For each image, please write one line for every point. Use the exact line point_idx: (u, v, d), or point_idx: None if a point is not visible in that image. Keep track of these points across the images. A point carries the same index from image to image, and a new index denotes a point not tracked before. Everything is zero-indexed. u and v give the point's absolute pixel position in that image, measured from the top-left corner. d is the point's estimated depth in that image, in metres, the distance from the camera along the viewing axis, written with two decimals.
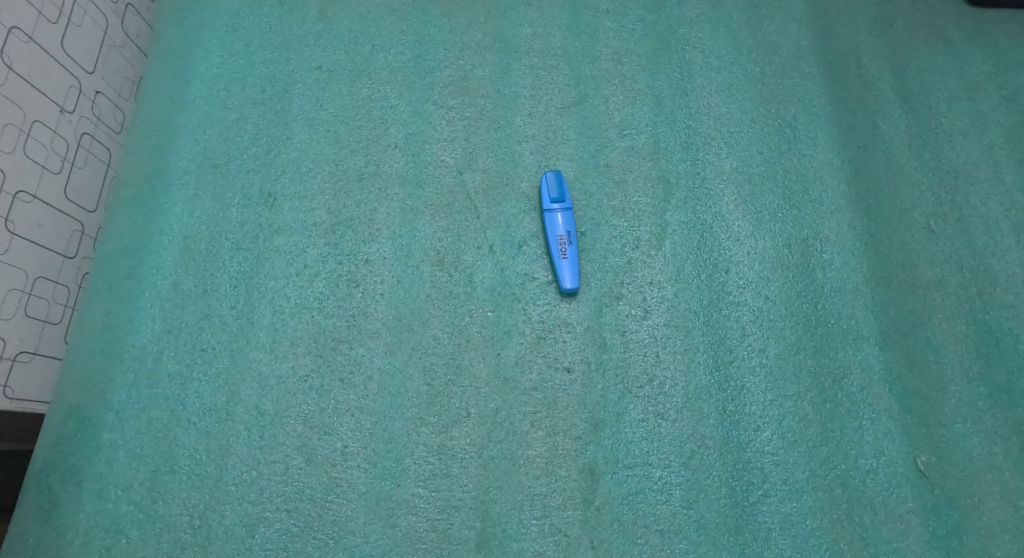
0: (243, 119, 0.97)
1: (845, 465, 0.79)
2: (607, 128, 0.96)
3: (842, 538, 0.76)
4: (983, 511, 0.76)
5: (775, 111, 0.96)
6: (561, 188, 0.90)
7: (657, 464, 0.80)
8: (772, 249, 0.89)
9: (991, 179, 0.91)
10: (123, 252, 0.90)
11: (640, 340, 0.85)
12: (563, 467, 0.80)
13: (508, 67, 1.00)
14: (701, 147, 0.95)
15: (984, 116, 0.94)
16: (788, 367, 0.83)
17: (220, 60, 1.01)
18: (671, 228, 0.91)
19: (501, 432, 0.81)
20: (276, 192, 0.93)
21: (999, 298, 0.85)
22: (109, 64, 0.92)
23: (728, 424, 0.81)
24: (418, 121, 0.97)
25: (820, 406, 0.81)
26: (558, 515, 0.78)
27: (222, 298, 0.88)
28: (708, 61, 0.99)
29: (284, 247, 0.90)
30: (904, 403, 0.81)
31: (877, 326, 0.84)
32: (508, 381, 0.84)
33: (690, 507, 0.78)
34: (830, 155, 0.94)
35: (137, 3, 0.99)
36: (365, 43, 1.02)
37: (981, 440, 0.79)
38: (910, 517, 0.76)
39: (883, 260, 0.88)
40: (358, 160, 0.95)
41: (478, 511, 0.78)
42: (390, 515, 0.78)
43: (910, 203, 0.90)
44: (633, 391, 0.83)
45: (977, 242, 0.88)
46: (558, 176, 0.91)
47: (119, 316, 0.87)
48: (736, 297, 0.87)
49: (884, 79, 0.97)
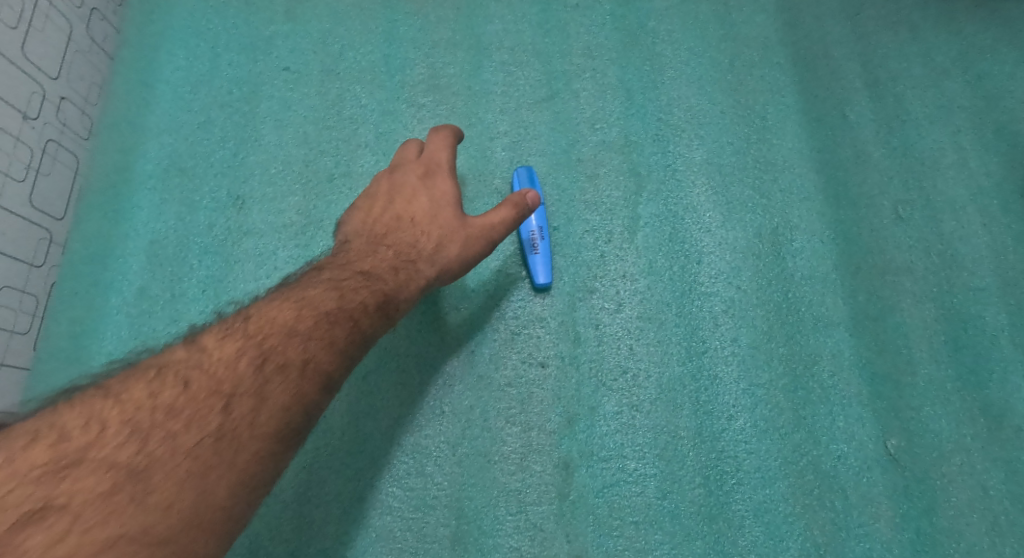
0: (210, 122, 0.96)
1: (816, 451, 0.79)
2: (578, 123, 0.96)
3: (814, 523, 0.76)
4: (953, 492, 0.77)
5: (743, 102, 0.97)
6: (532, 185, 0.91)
7: (632, 456, 0.80)
8: (742, 239, 0.89)
9: (956, 164, 0.91)
10: (90, 259, 0.89)
11: (614, 333, 0.86)
12: (537, 462, 0.80)
13: (479, 64, 1.00)
14: (672, 139, 0.95)
15: (949, 101, 0.95)
16: (760, 356, 0.83)
17: (187, 63, 1.00)
18: (642, 222, 0.91)
19: (476, 429, 0.81)
20: (245, 195, 0.93)
21: (966, 281, 0.85)
22: (74, 71, 0.91)
23: (702, 414, 0.81)
24: (389, 121, 0.97)
25: (792, 394, 0.82)
26: (533, 510, 0.78)
27: (190, 303, 0.87)
28: (677, 54, 1.00)
29: (253, 250, 0.90)
30: (874, 388, 0.81)
31: (847, 313, 0.85)
32: (482, 378, 0.84)
33: (664, 498, 0.78)
34: (798, 144, 0.94)
35: (104, 7, 0.98)
36: (334, 43, 1.01)
37: (950, 422, 0.79)
38: (880, 501, 0.77)
39: (852, 248, 0.88)
40: (328, 161, 0.95)
41: (453, 509, 0.78)
42: (366, 516, 0.78)
43: (878, 190, 0.91)
44: (607, 385, 0.83)
45: (945, 226, 0.88)
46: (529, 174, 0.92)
47: (85, 323, 0.86)
48: (707, 288, 0.87)
49: (852, 67, 0.98)
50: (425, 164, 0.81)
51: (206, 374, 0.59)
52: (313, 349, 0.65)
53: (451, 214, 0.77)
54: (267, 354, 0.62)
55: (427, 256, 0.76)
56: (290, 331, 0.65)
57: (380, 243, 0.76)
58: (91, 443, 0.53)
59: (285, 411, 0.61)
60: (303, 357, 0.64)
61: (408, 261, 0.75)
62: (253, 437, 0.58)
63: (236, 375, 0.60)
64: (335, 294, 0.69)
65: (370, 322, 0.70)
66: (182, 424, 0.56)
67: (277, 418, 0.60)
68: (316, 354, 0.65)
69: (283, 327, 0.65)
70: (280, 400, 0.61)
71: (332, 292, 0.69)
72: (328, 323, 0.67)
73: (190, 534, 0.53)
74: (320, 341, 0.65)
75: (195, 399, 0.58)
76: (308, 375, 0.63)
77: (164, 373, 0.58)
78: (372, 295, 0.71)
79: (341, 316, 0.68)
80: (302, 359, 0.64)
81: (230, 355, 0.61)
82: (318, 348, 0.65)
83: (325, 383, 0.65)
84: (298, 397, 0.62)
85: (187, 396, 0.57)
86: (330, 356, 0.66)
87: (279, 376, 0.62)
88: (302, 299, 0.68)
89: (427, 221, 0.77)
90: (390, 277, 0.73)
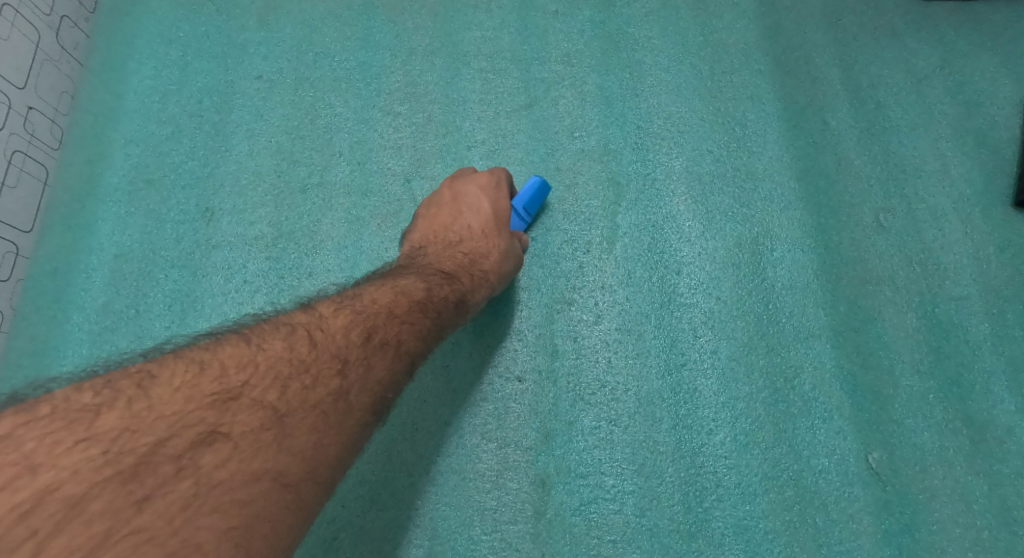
0: (179, 132, 0.94)
1: (796, 466, 0.78)
2: (556, 131, 0.95)
3: (795, 540, 0.75)
4: (935, 506, 0.75)
5: (723, 109, 0.95)
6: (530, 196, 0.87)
7: (610, 472, 0.78)
8: (722, 249, 0.88)
9: (938, 171, 0.90)
10: (53, 274, 0.87)
11: (592, 345, 0.84)
12: (513, 480, 0.78)
13: (456, 71, 0.98)
14: (651, 148, 0.94)
15: (931, 108, 0.94)
16: (740, 368, 0.82)
17: (157, 72, 0.98)
18: (621, 232, 0.90)
19: (451, 446, 0.80)
20: (214, 207, 0.91)
21: (948, 290, 0.84)
22: (43, 80, 0.89)
23: (681, 428, 0.80)
24: (364, 130, 0.95)
25: (772, 407, 0.80)
26: (509, 529, 0.76)
27: (156, 318, 0.85)
28: (657, 60, 0.98)
29: (222, 263, 0.88)
30: (855, 400, 0.80)
31: (828, 324, 0.84)
32: (457, 393, 0.82)
33: (643, 516, 0.76)
34: (778, 152, 0.93)
35: (74, 14, 0.96)
36: (309, 51, 0.99)
37: (932, 434, 0.78)
38: (861, 516, 0.76)
39: (833, 257, 0.87)
40: (301, 171, 0.93)
41: (426, 529, 0.76)
42: (335, 537, 0.76)
43: (859, 198, 0.90)
44: (585, 399, 0.81)
45: (926, 235, 0.87)
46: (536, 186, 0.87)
47: (46, 340, 0.84)
48: (687, 299, 0.86)
49: (834, 74, 0.97)
50: (477, 183, 0.84)
51: (329, 342, 0.59)
52: (411, 333, 0.66)
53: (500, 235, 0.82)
54: (376, 332, 0.63)
55: (491, 269, 0.79)
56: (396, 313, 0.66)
57: (443, 253, 0.80)
58: (229, 394, 0.52)
59: (388, 390, 0.61)
60: (405, 340, 0.65)
61: (473, 266, 0.79)
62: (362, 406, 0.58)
63: (352, 349, 0.60)
64: (425, 286, 0.71)
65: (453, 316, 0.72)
66: (306, 386, 0.55)
67: (381, 394, 0.60)
68: (416, 340, 0.66)
69: (389, 309, 0.66)
70: (390, 378, 0.62)
71: (422, 284, 0.71)
72: (423, 310, 0.69)
73: (305, 502, 0.51)
74: (420, 326, 0.67)
75: (318, 364, 0.57)
76: (404, 356, 0.64)
77: (292, 335, 0.58)
78: (453, 291, 0.74)
79: (433, 305, 0.70)
80: (402, 340, 0.65)
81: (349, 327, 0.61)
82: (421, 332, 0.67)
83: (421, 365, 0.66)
84: (399, 379, 0.63)
85: (313, 355, 0.57)
86: (425, 342, 0.67)
87: (384, 356, 0.62)
88: (397, 284, 0.70)
89: (481, 237, 0.81)
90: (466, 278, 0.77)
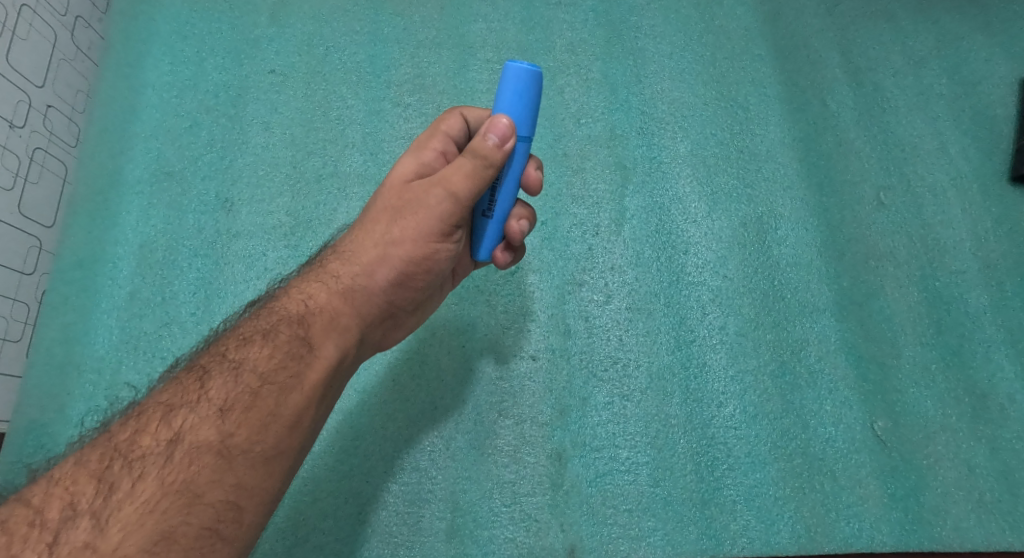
0: (196, 126, 0.97)
1: (805, 435, 0.80)
2: (563, 118, 0.97)
3: (804, 505, 0.78)
4: (939, 471, 0.78)
5: (726, 93, 0.98)
6: (522, 104, 0.65)
7: (624, 445, 0.81)
8: (728, 229, 0.91)
9: (936, 150, 0.93)
10: (79, 265, 0.89)
11: (603, 324, 0.87)
12: (530, 454, 0.81)
13: (464, 63, 1.01)
14: (656, 132, 0.96)
15: (928, 88, 0.96)
16: (747, 343, 0.85)
17: (171, 68, 1.00)
18: (629, 214, 0.92)
19: (469, 422, 0.82)
20: (233, 198, 0.93)
21: (948, 264, 0.87)
22: (61, 78, 0.92)
23: (691, 402, 0.82)
24: (375, 120, 0.97)
25: (780, 379, 0.83)
26: (527, 500, 0.79)
27: (181, 305, 0.88)
28: (660, 47, 1.01)
29: (243, 252, 0.90)
30: (860, 371, 0.83)
31: (833, 298, 0.86)
32: (474, 372, 0.85)
33: (657, 486, 0.79)
34: (781, 133, 0.95)
35: (88, 15, 0.98)
36: (319, 45, 1.02)
37: (935, 403, 0.81)
38: (868, 481, 0.78)
39: (836, 234, 0.89)
40: (316, 161, 0.95)
41: (448, 502, 0.79)
42: (361, 511, 0.79)
43: (861, 177, 0.92)
44: (598, 375, 0.84)
45: (926, 211, 0.89)
46: (527, 82, 0.64)
47: (75, 329, 0.86)
48: (694, 278, 0.88)
49: (833, 57, 0.99)
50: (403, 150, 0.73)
51: (74, 479, 0.58)
52: (196, 419, 0.61)
53: (388, 220, 0.69)
54: (135, 448, 0.60)
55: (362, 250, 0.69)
56: (181, 405, 0.62)
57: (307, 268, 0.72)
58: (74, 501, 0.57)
59: (170, 499, 0.57)
60: (187, 428, 0.60)
61: (328, 276, 0.69)
62: (125, 551, 0.55)
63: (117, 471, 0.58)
64: (228, 343, 0.66)
65: (266, 361, 0.64)
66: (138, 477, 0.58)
67: (156, 515, 0.57)
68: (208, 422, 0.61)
69: (168, 403, 0.62)
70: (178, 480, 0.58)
71: (230, 340, 0.66)
72: (230, 372, 0.63)
73: None
74: (214, 402, 0.62)
75: (65, 509, 0.56)
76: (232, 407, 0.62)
77: (55, 480, 0.58)
78: (290, 327, 0.66)
79: (235, 362, 0.64)
80: (183, 430, 0.60)
81: (106, 451, 0.60)
82: (214, 406, 0.61)
83: (240, 435, 0.61)
84: (194, 474, 0.58)
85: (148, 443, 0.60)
86: (222, 416, 0.61)
87: (153, 466, 0.58)
88: (239, 330, 0.67)
89: (368, 221, 0.71)
90: (297, 310, 0.67)
